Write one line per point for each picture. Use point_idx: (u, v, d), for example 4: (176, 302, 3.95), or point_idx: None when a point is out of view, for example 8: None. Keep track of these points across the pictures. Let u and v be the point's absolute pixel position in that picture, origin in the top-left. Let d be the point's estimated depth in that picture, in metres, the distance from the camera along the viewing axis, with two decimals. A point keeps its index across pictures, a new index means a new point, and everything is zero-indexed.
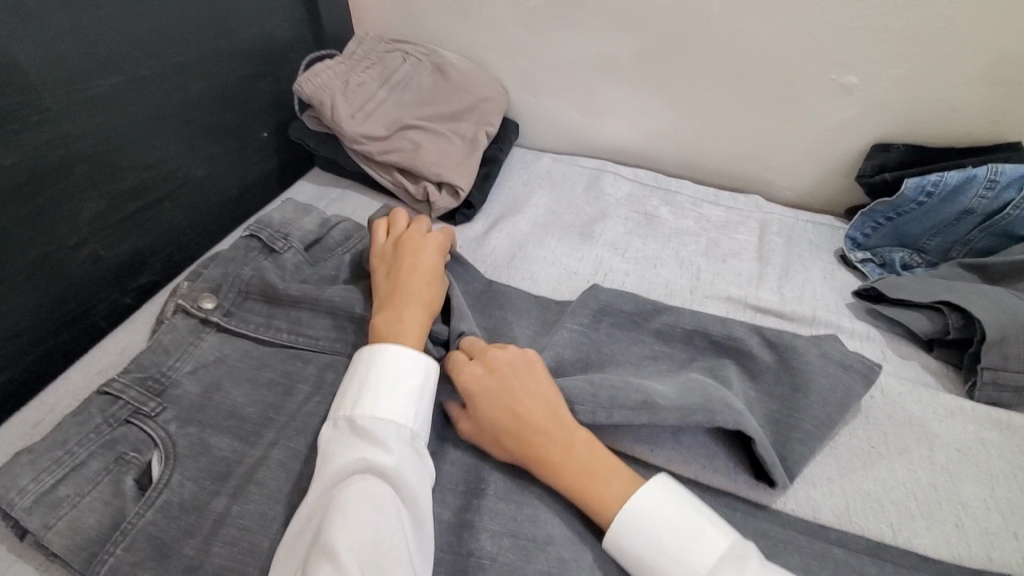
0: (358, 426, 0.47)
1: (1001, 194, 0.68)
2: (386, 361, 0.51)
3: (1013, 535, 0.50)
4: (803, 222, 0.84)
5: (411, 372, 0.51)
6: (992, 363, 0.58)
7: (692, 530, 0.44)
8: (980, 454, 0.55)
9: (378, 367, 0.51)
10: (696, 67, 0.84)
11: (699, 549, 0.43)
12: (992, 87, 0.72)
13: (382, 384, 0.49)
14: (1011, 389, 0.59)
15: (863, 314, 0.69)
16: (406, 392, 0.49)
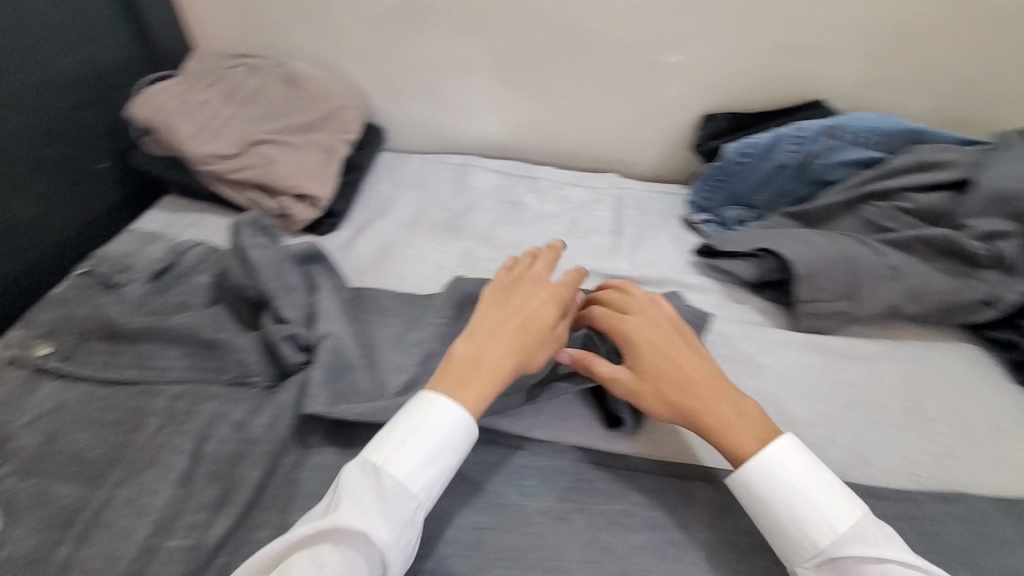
0: (389, 478, 0.44)
1: (805, 147, 0.78)
2: (434, 410, 0.47)
3: (827, 443, 0.57)
4: (652, 192, 0.92)
5: (454, 425, 0.47)
6: (807, 297, 0.65)
7: (837, 504, 0.44)
8: (802, 377, 0.62)
9: (432, 418, 0.47)
10: (540, 59, 0.88)
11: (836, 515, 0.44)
12: (791, 55, 0.81)
13: (427, 444, 0.46)
14: (826, 317, 0.66)
15: (704, 271, 0.76)
16: (426, 460, 0.45)
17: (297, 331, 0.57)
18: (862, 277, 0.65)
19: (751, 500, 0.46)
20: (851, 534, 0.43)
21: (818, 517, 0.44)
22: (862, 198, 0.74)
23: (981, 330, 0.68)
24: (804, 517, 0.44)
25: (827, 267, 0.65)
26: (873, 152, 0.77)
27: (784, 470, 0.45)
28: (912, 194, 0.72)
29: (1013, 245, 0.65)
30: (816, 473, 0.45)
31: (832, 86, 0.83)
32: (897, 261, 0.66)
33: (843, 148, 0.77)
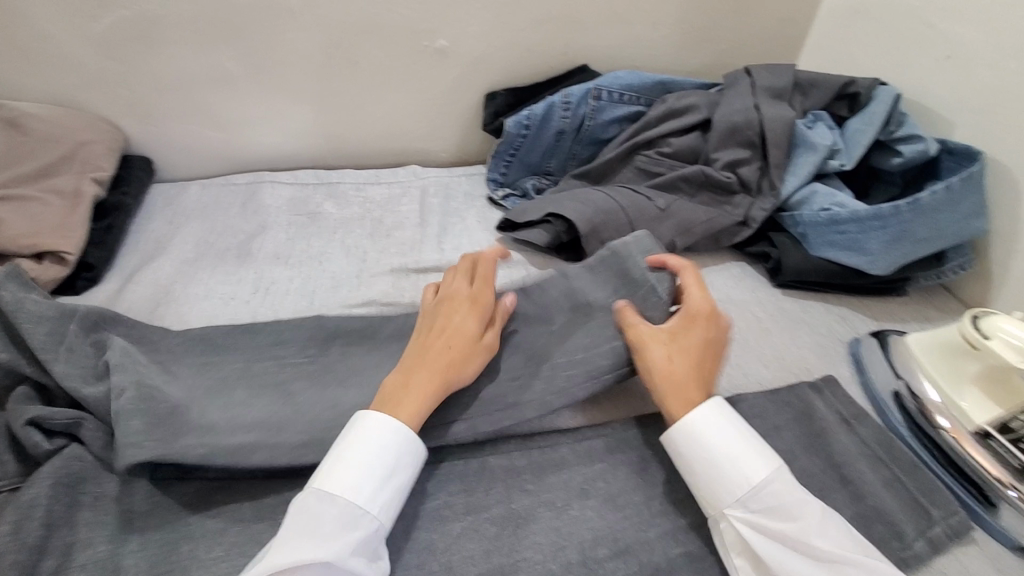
0: (291, 519, 0.43)
1: (576, 112, 0.84)
2: (362, 429, 0.46)
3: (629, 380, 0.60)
4: (456, 176, 0.93)
5: (386, 458, 0.46)
6: (596, 251, 0.70)
7: (760, 460, 0.46)
8: None
9: (349, 446, 0.46)
10: (307, 62, 0.83)
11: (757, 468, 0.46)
12: (548, 27, 0.85)
13: (369, 458, 0.45)
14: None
15: (510, 244, 0.78)
16: (382, 476, 0.45)
17: (48, 412, 0.49)
18: (638, 224, 0.72)
19: (677, 453, 0.49)
20: (762, 483, 0.46)
21: (736, 469, 0.46)
22: (633, 149, 0.82)
23: (743, 248, 0.78)
24: (724, 470, 0.46)
25: (605, 220, 0.71)
26: (632, 106, 0.85)
27: (705, 435, 0.48)
28: (671, 139, 0.80)
29: (750, 169, 0.75)
30: (733, 434, 0.48)
31: (592, 51, 0.89)
32: (665, 202, 0.74)
33: (607, 108, 0.84)
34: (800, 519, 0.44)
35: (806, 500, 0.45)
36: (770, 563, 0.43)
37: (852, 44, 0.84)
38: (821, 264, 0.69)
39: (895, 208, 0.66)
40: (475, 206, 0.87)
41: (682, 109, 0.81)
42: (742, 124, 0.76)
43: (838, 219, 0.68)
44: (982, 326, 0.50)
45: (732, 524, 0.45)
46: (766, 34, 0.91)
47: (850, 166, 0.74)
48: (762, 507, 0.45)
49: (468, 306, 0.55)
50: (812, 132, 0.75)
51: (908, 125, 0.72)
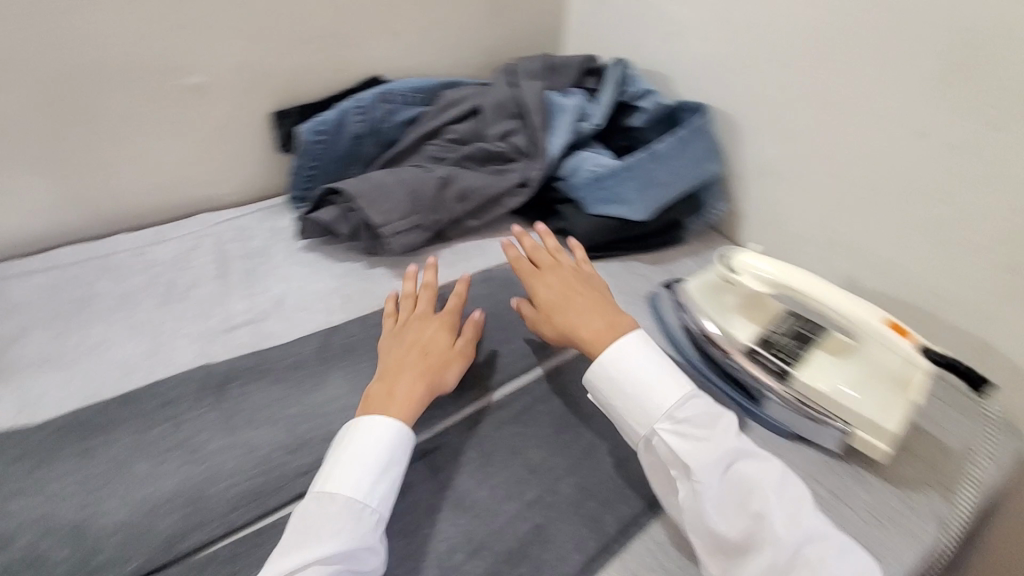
0: (311, 502, 0.46)
1: (370, 116, 0.85)
2: (349, 439, 0.49)
3: (464, 382, 0.61)
4: (252, 212, 0.86)
5: (381, 448, 0.48)
6: (382, 222, 0.73)
7: (671, 387, 0.52)
8: None
9: (353, 443, 0.49)
10: (34, 125, 0.70)
11: (669, 396, 0.51)
12: (314, 49, 0.82)
13: (367, 454, 0.48)
14: (407, 234, 0.75)
15: (315, 246, 0.80)
16: (374, 468, 0.47)
17: None
18: (417, 194, 0.76)
19: (606, 388, 0.53)
20: (682, 400, 0.51)
21: (660, 390, 0.52)
22: (423, 140, 0.87)
23: (539, 224, 0.84)
24: (645, 397, 0.52)
25: (384, 194, 0.74)
26: (422, 108, 0.89)
27: (633, 366, 0.53)
28: (453, 126, 0.86)
29: (518, 137, 0.83)
30: (663, 375, 0.52)
31: (367, 65, 0.87)
32: (443, 172, 0.78)
33: (399, 110, 0.86)
34: (710, 435, 0.49)
35: (719, 418, 0.51)
36: (698, 472, 0.47)
37: (600, 29, 0.93)
38: (602, 221, 0.75)
39: (639, 158, 0.73)
40: (281, 239, 0.82)
41: (458, 100, 0.87)
42: (503, 101, 0.84)
43: (601, 177, 0.75)
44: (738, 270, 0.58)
45: (663, 437, 0.50)
46: (528, 28, 0.97)
47: (602, 124, 0.82)
48: (687, 420, 0.50)
49: (438, 323, 0.61)
50: (568, 99, 0.83)
51: (638, 84, 0.82)
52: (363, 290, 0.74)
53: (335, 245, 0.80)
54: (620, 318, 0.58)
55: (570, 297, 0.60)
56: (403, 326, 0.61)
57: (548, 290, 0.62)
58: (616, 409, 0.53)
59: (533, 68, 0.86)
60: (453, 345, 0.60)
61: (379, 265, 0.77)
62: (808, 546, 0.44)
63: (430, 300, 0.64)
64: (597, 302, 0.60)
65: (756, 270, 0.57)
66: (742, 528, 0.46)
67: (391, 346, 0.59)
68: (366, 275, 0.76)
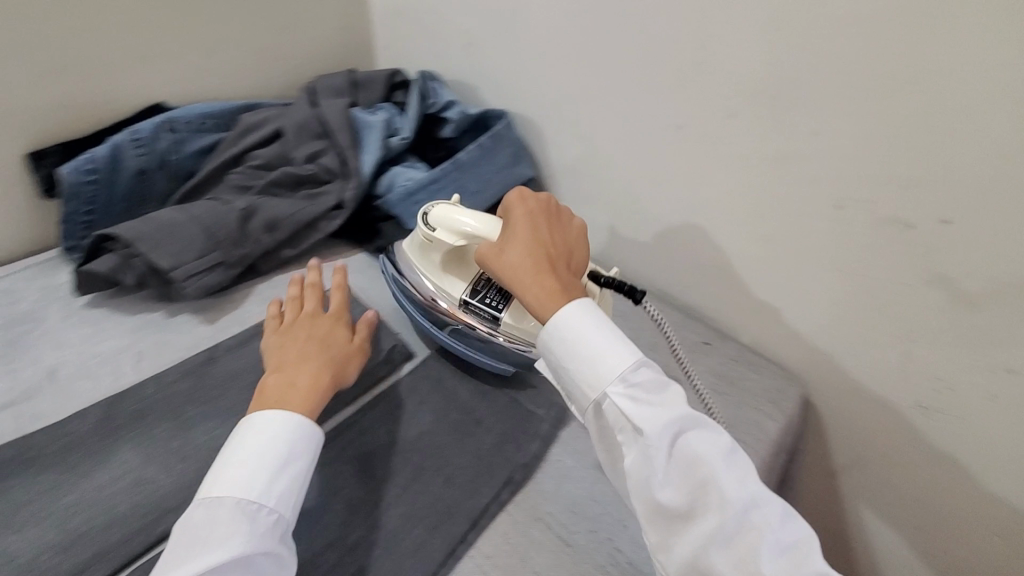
0: (202, 504, 0.44)
1: (153, 147, 0.76)
2: (261, 424, 0.48)
3: None
4: (17, 272, 0.73)
5: (279, 445, 0.47)
6: (172, 264, 0.66)
7: (614, 347, 0.46)
8: (239, 382, 0.61)
9: (245, 437, 0.47)
10: None
11: (610, 357, 0.45)
12: (64, 77, 0.71)
13: (261, 455, 0.46)
14: (205, 274, 0.68)
15: (99, 300, 0.70)
16: (271, 469, 0.45)
17: None
18: (215, 230, 0.69)
19: (552, 351, 0.48)
20: (634, 364, 0.45)
21: (605, 351, 0.46)
22: (223, 169, 0.80)
23: (365, 244, 0.81)
24: (586, 359, 0.46)
25: (172, 235, 0.67)
26: (218, 133, 0.82)
27: (574, 330, 0.47)
28: (255, 151, 0.80)
29: (327, 158, 0.79)
30: (603, 332, 0.46)
31: (141, 89, 0.78)
32: (243, 202, 0.73)
33: (190, 138, 0.79)
34: (664, 400, 0.44)
35: (665, 385, 0.45)
36: (648, 433, 0.42)
37: (405, 39, 0.92)
38: None
39: (445, 168, 0.73)
40: (55, 299, 0.70)
41: (259, 123, 0.81)
42: (306, 120, 0.80)
43: (412, 192, 0.74)
44: (433, 223, 0.60)
45: (613, 399, 0.45)
46: (331, 40, 0.93)
47: (412, 137, 0.80)
48: (637, 384, 0.44)
49: (331, 321, 0.61)
50: (373, 115, 0.81)
51: (443, 95, 0.82)
52: (160, 343, 0.66)
53: (127, 296, 0.71)
54: (570, 284, 0.50)
55: (310, 352, 0.56)
56: (287, 328, 0.60)
57: (511, 237, 0.52)
58: (567, 373, 0.47)
59: (336, 84, 0.83)
60: (350, 340, 0.61)
61: (181, 313, 0.69)
62: (754, 513, 0.39)
63: (315, 297, 0.64)
64: (324, 359, 0.56)
65: (442, 219, 0.59)
66: (681, 488, 0.41)
67: (286, 343, 0.58)
68: (163, 325, 0.68)
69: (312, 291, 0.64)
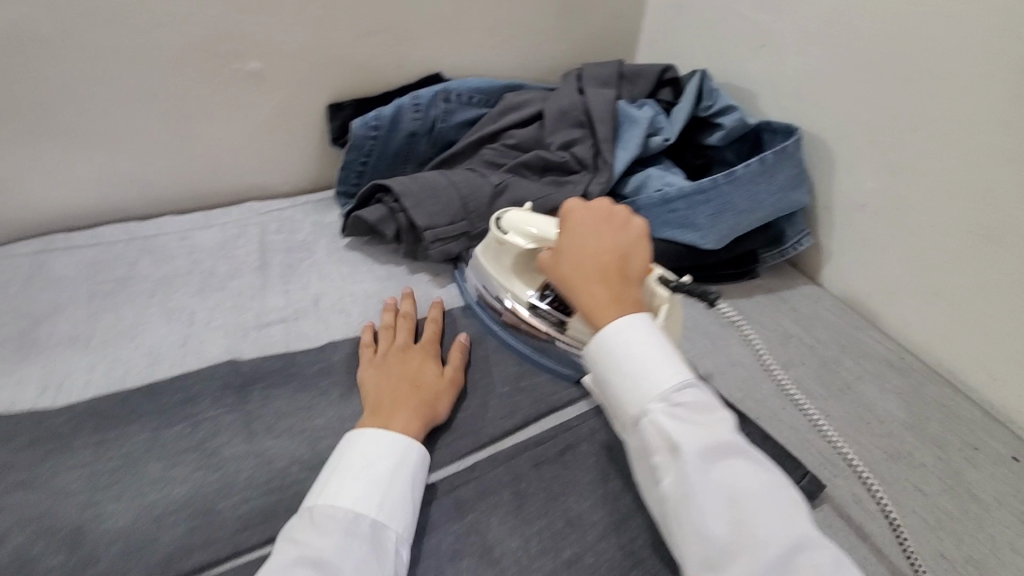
0: (304, 515, 0.43)
1: (427, 113, 0.80)
2: (363, 443, 0.47)
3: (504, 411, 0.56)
4: (299, 205, 0.83)
5: (384, 461, 0.46)
6: (426, 224, 0.69)
7: (659, 362, 0.46)
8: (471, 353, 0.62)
9: (351, 454, 0.46)
10: (89, 98, 0.69)
11: (654, 373, 0.46)
12: (376, 39, 0.78)
13: (366, 469, 0.45)
14: (451, 240, 0.70)
15: (358, 246, 0.77)
16: (372, 482, 0.44)
17: None
18: (469, 200, 0.71)
19: (598, 366, 0.48)
20: (681, 385, 0.45)
21: (652, 370, 0.46)
22: (480, 143, 0.82)
23: None
24: (636, 374, 0.46)
25: (434, 198, 0.70)
26: (482, 109, 0.85)
27: (627, 342, 0.47)
28: (513, 131, 0.81)
29: (581, 147, 0.77)
30: (653, 343, 0.47)
31: (430, 58, 0.83)
32: (498, 179, 0.74)
33: (459, 110, 0.82)
34: (707, 424, 0.43)
35: (714, 410, 0.44)
36: (689, 456, 0.41)
37: (681, 37, 0.87)
38: (666, 247, 0.68)
39: (714, 180, 0.67)
40: (325, 235, 0.79)
41: (521, 105, 0.83)
42: (568, 107, 0.78)
43: (669, 199, 0.68)
44: (503, 227, 0.62)
45: (653, 418, 0.44)
46: (602, 31, 0.92)
47: (673, 139, 0.75)
48: (682, 407, 0.44)
49: (421, 354, 0.58)
50: (639, 111, 0.77)
51: (722, 98, 0.74)
52: (402, 298, 0.69)
53: (379, 246, 0.77)
54: (629, 294, 0.51)
55: (407, 382, 0.54)
56: (383, 359, 0.57)
57: (568, 242, 0.54)
58: (610, 390, 0.47)
59: (604, 73, 0.81)
60: (441, 373, 0.56)
61: (423, 273, 0.73)
62: (800, 554, 0.38)
63: (408, 330, 0.61)
64: (427, 390, 0.53)
65: (517, 224, 0.61)
66: (726, 522, 0.39)
67: (378, 382, 0.54)
68: (407, 283, 0.72)
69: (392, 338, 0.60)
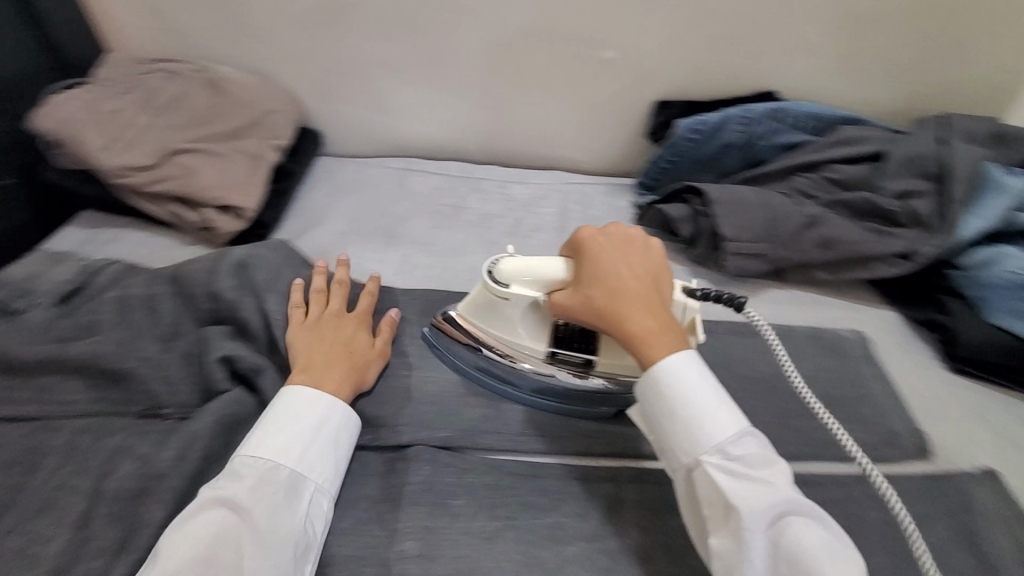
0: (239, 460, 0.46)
1: (751, 128, 0.80)
2: (275, 417, 0.48)
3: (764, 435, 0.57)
4: (600, 185, 0.90)
5: (306, 439, 0.47)
6: (731, 236, 0.70)
7: (716, 415, 0.46)
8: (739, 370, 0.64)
9: (280, 408, 0.49)
10: (477, 59, 0.84)
11: (716, 418, 0.46)
12: (728, 51, 0.81)
13: (291, 439, 0.47)
14: (748, 258, 0.71)
15: (644, 235, 0.81)
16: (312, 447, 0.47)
17: (214, 369, 0.54)
18: (778, 224, 0.71)
19: (655, 408, 0.48)
20: (737, 435, 0.45)
21: (702, 420, 0.46)
22: (795, 169, 0.79)
23: (906, 306, 0.73)
24: (694, 422, 0.46)
25: (744, 213, 0.70)
26: (807, 136, 0.81)
27: (683, 390, 0.47)
28: (838, 166, 0.76)
29: (920, 202, 0.70)
30: (709, 390, 0.47)
31: (771, 78, 0.83)
32: (812, 211, 0.72)
33: (784, 131, 0.80)
34: (766, 477, 0.44)
35: (771, 461, 0.45)
36: (746, 511, 0.42)
37: None
38: (998, 335, 0.64)
39: None
40: (616, 217, 0.86)
41: (856, 139, 0.77)
42: (918, 157, 0.72)
43: None
44: (500, 279, 0.55)
45: (705, 469, 0.45)
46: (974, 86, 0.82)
47: None
48: (738, 456, 0.45)
49: (353, 322, 0.59)
50: (1013, 179, 0.68)
51: None
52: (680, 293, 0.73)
53: (665, 242, 0.80)
54: (674, 327, 0.50)
55: (321, 353, 0.54)
56: (320, 318, 0.58)
57: (580, 274, 0.52)
58: (660, 439, 0.48)
59: (975, 130, 0.74)
60: (372, 343, 0.58)
61: (704, 277, 0.75)
62: None
63: (342, 296, 0.61)
64: (353, 363, 0.55)
65: (518, 274, 0.54)
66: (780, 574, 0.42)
67: (315, 337, 0.56)
68: (686, 283, 0.75)
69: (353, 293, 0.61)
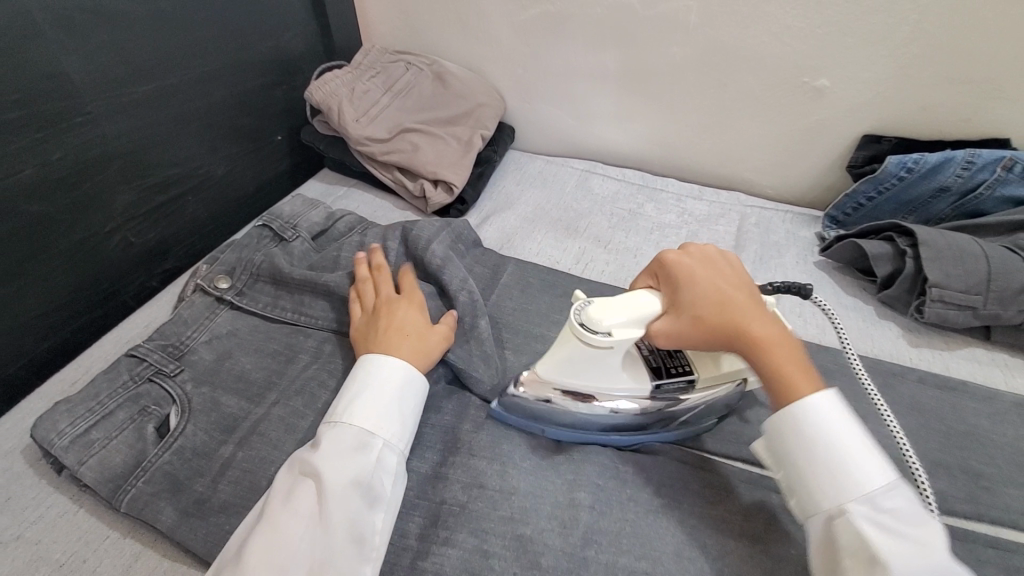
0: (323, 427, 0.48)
1: (975, 175, 0.75)
2: (355, 382, 0.51)
3: (950, 488, 0.55)
4: (781, 212, 0.91)
5: (377, 401, 0.49)
6: (937, 281, 0.68)
7: (872, 466, 0.41)
8: (922, 417, 0.61)
9: (359, 375, 0.51)
10: (680, 76, 0.89)
11: (870, 473, 0.41)
12: (956, 92, 0.77)
13: (363, 400, 0.49)
14: (953, 307, 0.68)
15: (829, 270, 0.81)
16: (382, 410, 0.49)
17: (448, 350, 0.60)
18: (998, 278, 0.66)
19: (800, 430, 0.43)
20: (887, 488, 0.41)
21: (861, 468, 0.41)
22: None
23: None
24: (841, 467, 0.42)
25: (957, 262, 0.67)
26: None
27: (828, 422, 0.43)
28: None
29: None
30: (862, 443, 0.43)
31: (1002, 124, 0.78)
32: None
33: (1016, 184, 0.73)
34: (916, 537, 0.39)
35: (922, 518, 0.40)
36: (905, 573, 0.37)
37: None
38: None
39: None
40: (797, 246, 0.85)
41: None
42: None
43: None
44: (591, 328, 0.50)
45: (855, 518, 0.40)
46: None
47: None
48: (889, 510, 0.40)
49: (404, 302, 0.60)
50: None
51: None
52: (861, 330, 0.72)
53: (851, 279, 0.79)
54: (798, 344, 0.48)
55: (388, 330, 0.56)
56: (370, 308, 0.60)
57: (699, 292, 0.49)
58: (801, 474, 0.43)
59: None
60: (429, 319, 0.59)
61: (891, 321, 0.73)
62: None
63: (385, 281, 0.63)
64: (418, 337, 0.56)
65: (609, 315, 0.49)
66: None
67: (366, 326, 0.58)
68: (869, 322, 0.73)
69: (374, 285, 0.63)
